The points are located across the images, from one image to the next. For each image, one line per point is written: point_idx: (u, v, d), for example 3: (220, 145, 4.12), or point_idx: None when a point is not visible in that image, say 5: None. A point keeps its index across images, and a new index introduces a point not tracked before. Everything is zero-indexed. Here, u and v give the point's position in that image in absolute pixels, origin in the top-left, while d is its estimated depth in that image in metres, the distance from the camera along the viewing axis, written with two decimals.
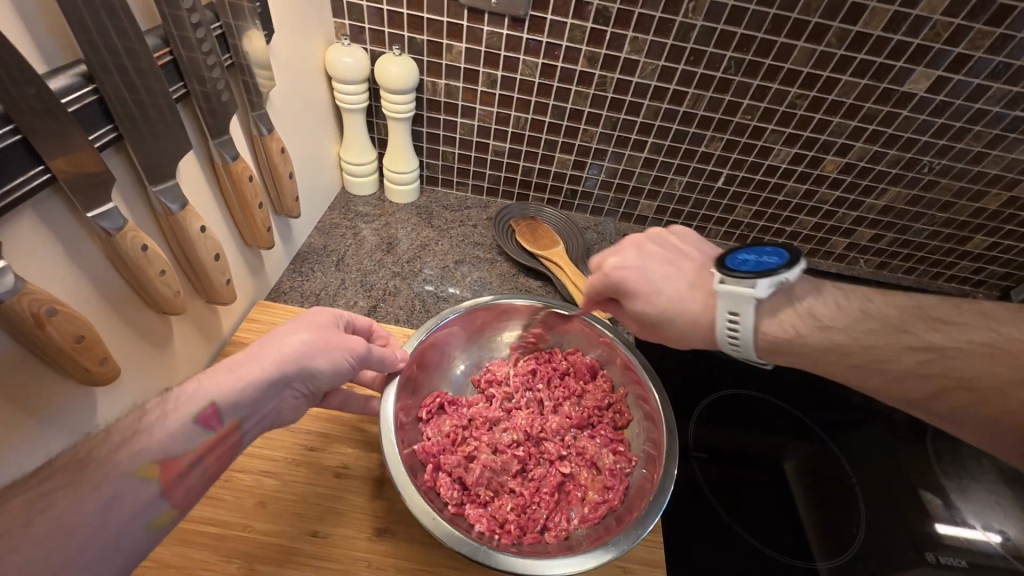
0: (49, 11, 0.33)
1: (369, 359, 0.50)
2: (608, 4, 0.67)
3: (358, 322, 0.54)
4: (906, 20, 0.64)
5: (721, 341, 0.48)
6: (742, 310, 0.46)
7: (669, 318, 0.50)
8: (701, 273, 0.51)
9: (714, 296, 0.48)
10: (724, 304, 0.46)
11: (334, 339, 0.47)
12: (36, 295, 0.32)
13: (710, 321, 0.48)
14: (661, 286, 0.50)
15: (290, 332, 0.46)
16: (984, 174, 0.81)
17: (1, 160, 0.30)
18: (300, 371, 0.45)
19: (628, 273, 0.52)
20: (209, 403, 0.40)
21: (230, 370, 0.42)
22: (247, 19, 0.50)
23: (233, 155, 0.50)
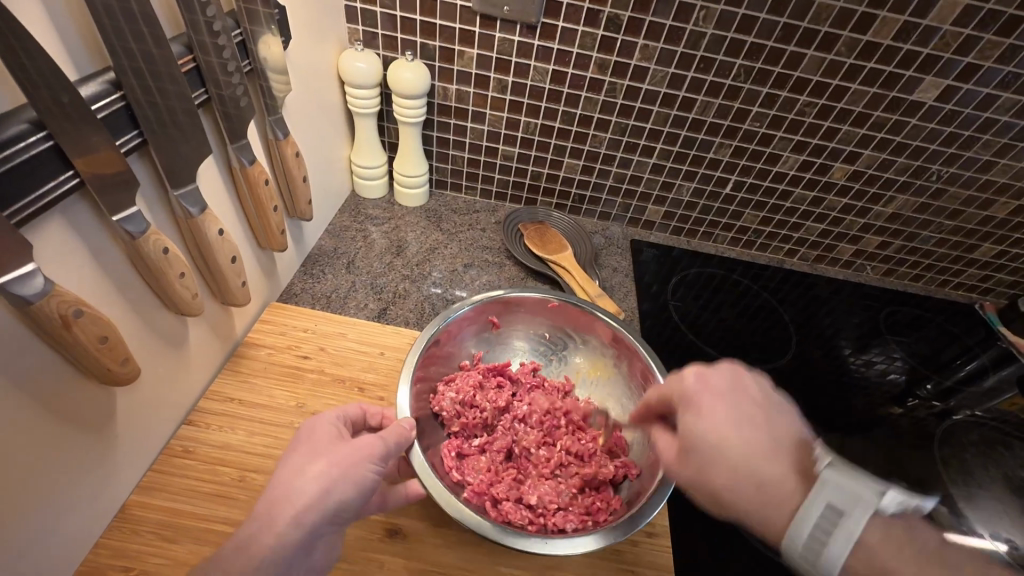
0: (81, 18, 0.33)
1: (388, 453, 0.46)
2: (619, 11, 0.68)
3: (351, 410, 0.50)
4: (916, 30, 0.64)
5: (791, 541, 0.35)
6: (851, 509, 0.34)
7: (715, 456, 0.39)
8: (735, 386, 0.43)
9: (779, 455, 0.39)
10: (824, 494, 0.35)
11: (349, 457, 0.43)
12: (64, 297, 0.32)
13: (774, 487, 0.37)
14: (735, 433, 0.39)
15: (301, 470, 0.41)
16: (991, 182, 0.81)
17: (33, 164, 0.30)
18: (321, 516, 0.40)
19: (703, 395, 0.42)
20: (240, 566, 0.37)
21: (241, 552, 0.37)
22: (264, 25, 0.51)
23: (250, 159, 0.51)
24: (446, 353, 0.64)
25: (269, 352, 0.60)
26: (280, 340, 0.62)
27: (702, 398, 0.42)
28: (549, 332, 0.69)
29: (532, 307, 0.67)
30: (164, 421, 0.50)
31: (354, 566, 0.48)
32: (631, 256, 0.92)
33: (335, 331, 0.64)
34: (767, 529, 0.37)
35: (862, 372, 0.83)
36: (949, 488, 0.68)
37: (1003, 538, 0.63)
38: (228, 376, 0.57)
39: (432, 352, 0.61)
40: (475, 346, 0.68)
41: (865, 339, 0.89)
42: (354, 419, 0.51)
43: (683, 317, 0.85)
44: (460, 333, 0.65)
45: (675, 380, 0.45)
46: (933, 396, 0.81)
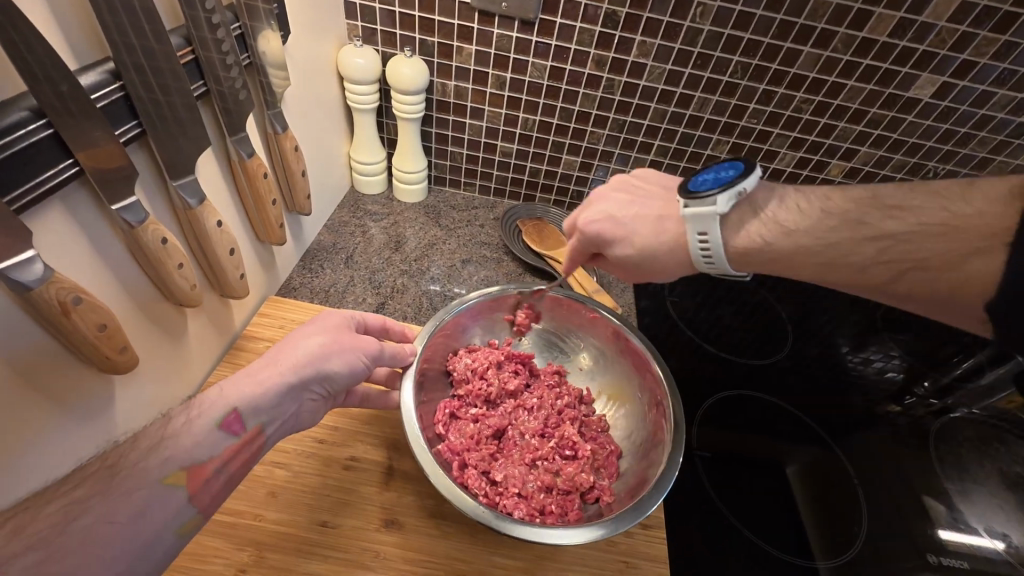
0: (81, 7, 0.34)
1: (382, 355, 0.50)
2: (617, 8, 0.68)
3: (370, 318, 0.55)
4: (912, 26, 0.64)
5: (697, 264, 0.48)
6: (710, 228, 0.46)
7: (631, 237, 0.51)
8: (646, 192, 0.53)
9: (670, 203, 0.51)
10: (693, 228, 0.47)
11: (347, 342, 0.47)
12: (63, 284, 0.33)
13: (671, 216, 0.50)
14: (650, 220, 0.51)
15: (307, 338, 0.46)
16: (988, 180, 0.81)
17: (32, 152, 0.31)
18: (314, 373, 0.45)
19: (626, 220, 0.52)
20: (248, 389, 0.42)
21: (249, 377, 0.43)
22: (264, 20, 0.51)
23: (249, 152, 0.51)
24: (456, 339, 0.64)
25: (267, 345, 0.61)
26: (278, 333, 0.62)
27: (607, 202, 0.54)
28: (568, 335, 0.70)
29: (554, 309, 0.67)
30: (163, 411, 0.51)
31: (351, 556, 0.48)
32: None
33: None
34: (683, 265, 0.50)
35: (859, 370, 0.83)
36: (944, 484, 0.69)
37: (1000, 535, 0.65)
38: (226, 368, 0.58)
39: (453, 327, 0.63)
40: (483, 334, 0.68)
41: (863, 337, 0.89)
42: (376, 330, 0.56)
43: (681, 314, 0.85)
44: (471, 322, 0.65)
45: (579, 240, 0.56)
46: (931, 393, 0.82)
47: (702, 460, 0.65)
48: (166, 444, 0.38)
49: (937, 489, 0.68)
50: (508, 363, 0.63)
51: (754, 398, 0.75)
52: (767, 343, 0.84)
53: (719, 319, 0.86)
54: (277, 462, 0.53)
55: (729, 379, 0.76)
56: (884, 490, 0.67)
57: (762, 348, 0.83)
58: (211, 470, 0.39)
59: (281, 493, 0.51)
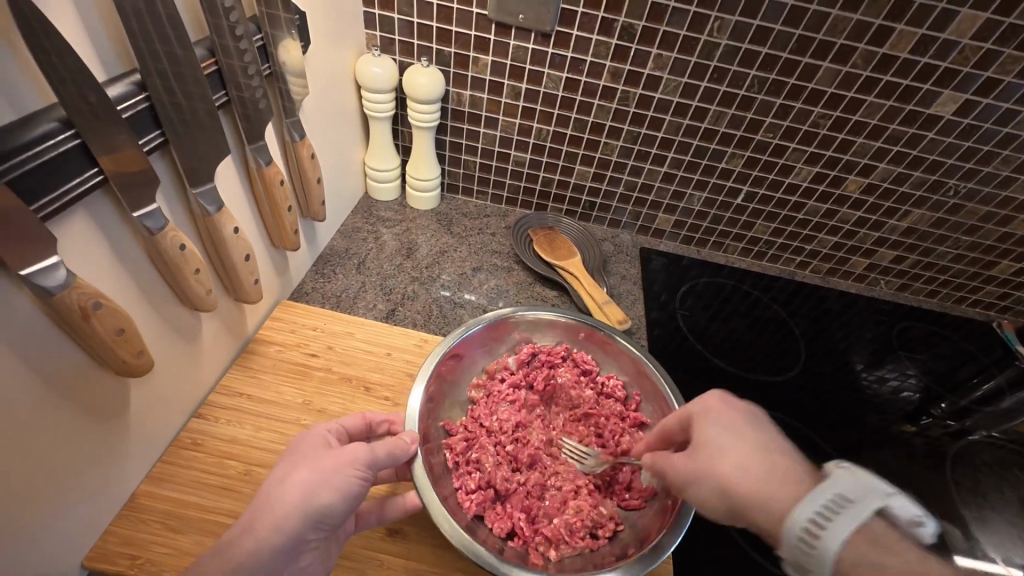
0: (110, 20, 0.35)
1: (377, 460, 0.44)
2: (634, 21, 0.68)
3: (348, 422, 0.50)
4: (934, 44, 0.64)
5: (789, 528, 0.35)
6: (858, 498, 0.35)
7: (727, 459, 0.40)
8: (750, 416, 0.43)
9: (792, 468, 0.39)
10: (832, 486, 0.36)
11: (331, 465, 0.42)
12: (84, 289, 0.33)
13: (788, 480, 0.38)
14: (739, 445, 0.41)
15: (283, 479, 0.41)
16: (1010, 199, 0.80)
17: (61, 161, 0.32)
18: (304, 519, 0.40)
19: (718, 411, 0.44)
20: (218, 568, 0.38)
21: (220, 554, 0.38)
22: (285, 30, 0.52)
23: (267, 161, 0.52)
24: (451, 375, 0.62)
25: (278, 349, 0.62)
26: (289, 337, 0.63)
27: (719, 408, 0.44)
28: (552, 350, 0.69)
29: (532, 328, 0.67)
30: (175, 414, 0.52)
31: (354, 563, 0.49)
32: (640, 264, 0.92)
33: (343, 330, 0.65)
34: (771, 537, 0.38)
35: (874, 389, 0.81)
36: (962, 509, 0.67)
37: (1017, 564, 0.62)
38: (237, 370, 0.59)
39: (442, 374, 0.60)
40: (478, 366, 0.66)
41: (878, 355, 0.87)
42: (358, 432, 0.51)
43: (691, 327, 0.84)
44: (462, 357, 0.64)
45: (694, 403, 0.46)
46: (948, 415, 0.80)
47: None
48: None
49: (956, 516, 0.66)
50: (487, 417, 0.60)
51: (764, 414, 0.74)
52: (779, 359, 0.83)
53: (730, 334, 0.85)
54: None
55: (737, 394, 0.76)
56: None
57: (774, 364, 0.82)
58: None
59: None
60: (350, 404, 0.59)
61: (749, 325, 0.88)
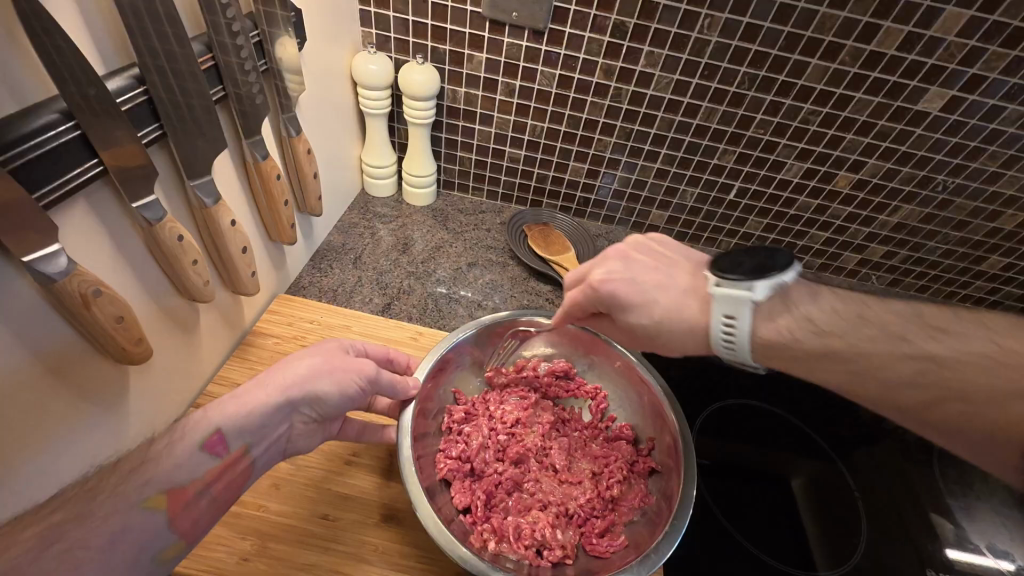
0: (109, 16, 0.36)
1: (379, 382, 0.49)
2: (625, 19, 0.69)
3: (375, 349, 0.55)
4: (919, 41, 0.65)
5: (715, 336, 0.45)
6: (738, 314, 0.44)
7: (643, 307, 0.48)
8: (673, 266, 0.51)
9: (697, 294, 0.47)
10: (718, 311, 0.45)
11: (341, 363, 0.47)
12: (85, 277, 0.34)
13: (699, 302, 0.47)
14: (660, 299, 0.48)
15: (299, 357, 0.47)
16: (998, 195, 0.81)
17: (61, 152, 0.33)
18: (303, 395, 0.45)
19: (627, 272, 0.50)
20: (238, 410, 0.42)
21: (238, 399, 0.43)
22: (281, 27, 0.53)
23: (263, 155, 0.53)
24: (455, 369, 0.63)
25: (275, 342, 0.63)
26: (286, 330, 0.64)
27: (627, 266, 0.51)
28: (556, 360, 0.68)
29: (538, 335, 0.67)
30: (173, 404, 0.53)
31: (349, 549, 0.50)
32: None
33: (340, 323, 0.66)
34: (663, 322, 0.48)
35: None
36: (950, 500, 0.68)
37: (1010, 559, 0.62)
38: (234, 362, 0.59)
39: (444, 368, 0.61)
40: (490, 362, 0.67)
41: None
42: (377, 359, 0.55)
43: None
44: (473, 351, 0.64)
45: (588, 267, 0.53)
46: None
47: (705, 473, 0.65)
48: (149, 465, 0.39)
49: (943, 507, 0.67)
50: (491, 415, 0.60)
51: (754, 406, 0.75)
52: None
53: None
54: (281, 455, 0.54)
55: (728, 386, 0.77)
56: (886, 504, 0.67)
57: None
58: (194, 492, 0.40)
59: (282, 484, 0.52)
60: None
61: None
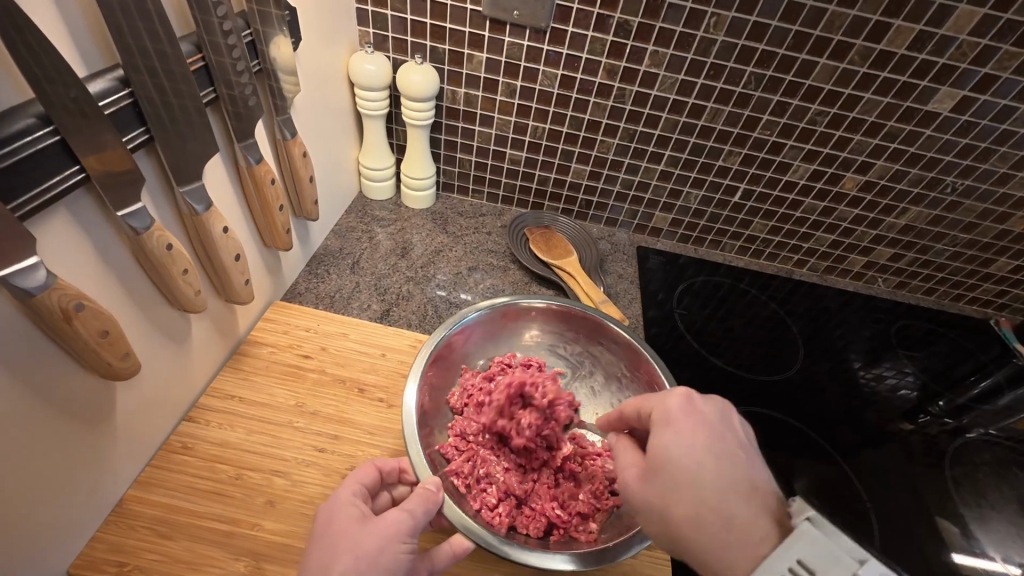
0: (91, 15, 0.34)
1: (417, 526, 0.43)
2: (629, 18, 0.68)
3: (364, 476, 0.47)
4: (931, 40, 0.63)
5: None
6: (822, 571, 0.35)
7: (683, 489, 0.40)
8: (721, 421, 0.44)
9: (749, 499, 0.40)
10: (796, 549, 0.36)
11: (376, 548, 0.40)
12: (66, 291, 0.33)
13: (744, 535, 0.38)
14: (710, 468, 0.41)
15: (327, 566, 0.39)
16: (1008, 197, 0.80)
17: (40, 159, 0.31)
18: None
19: (683, 419, 0.43)
20: None
21: None
22: (275, 27, 0.51)
23: (257, 158, 0.51)
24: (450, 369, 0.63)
25: (270, 351, 0.61)
26: (281, 339, 0.62)
27: (684, 419, 0.43)
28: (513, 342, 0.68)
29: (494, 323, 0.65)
30: (164, 418, 0.51)
31: None
32: (637, 263, 0.92)
33: (337, 330, 0.64)
34: (711, 549, 0.39)
35: (871, 387, 0.81)
36: (960, 508, 0.67)
37: (1016, 563, 0.62)
38: (228, 373, 0.58)
39: (439, 368, 0.60)
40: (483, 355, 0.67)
41: (876, 353, 0.87)
42: (374, 485, 0.48)
43: (689, 326, 0.84)
44: (464, 343, 0.64)
45: (656, 402, 0.45)
46: (946, 413, 0.80)
47: None
48: None
49: (953, 514, 0.66)
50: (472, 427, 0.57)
51: (763, 412, 0.73)
52: (777, 358, 0.82)
53: (727, 332, 0.85)
54: (276, 470, 0.52)
55: (734, 392, 0.75)
56: (898, 514, 0.65)
57: (772, 364, 0.81)
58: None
59: (278, 500, 0.50)
60: (343, 405, 0.58)
61: (746, 322, 0.87)
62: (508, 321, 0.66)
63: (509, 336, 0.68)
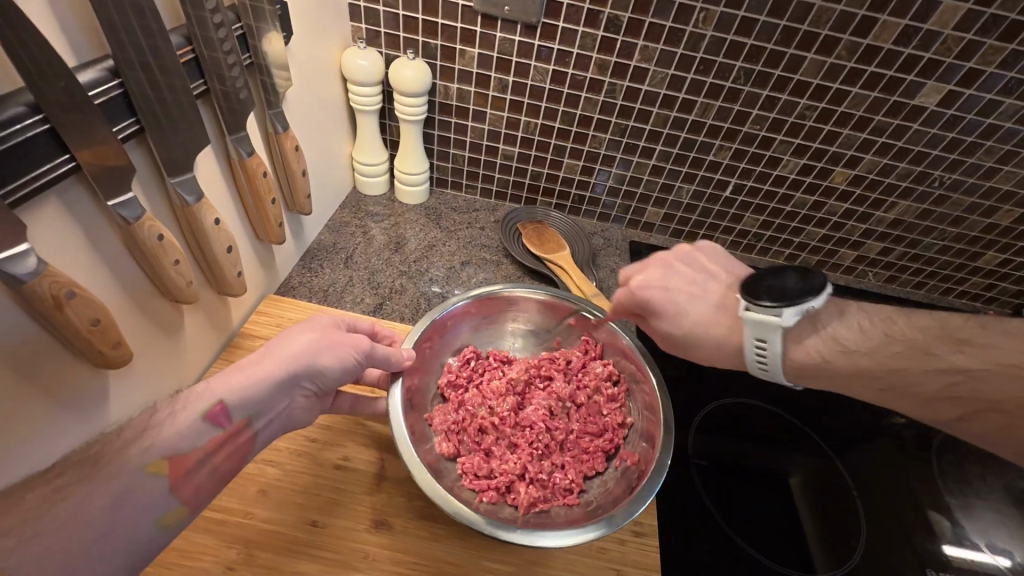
0: (81, 8, 0.34)
1: (373, 354, 0.50)
2: (619, 13, 0.68)
3: (346, 367, 0.52)
4: (916, 34, 0.64)
5: (749, 358, 0.48)
6: (769, 337, 0.46)
7: (678, 303, 0.52)
8: (687, 264, 0.55)
9: (724, 309, 0.50)
10: (751, 332, 0.47)
11: (338, 338, 0.49)
12: (57, 278, 0.33)
13: (725, 346, 0.49)
14: (691, 305, 0.51)
15: (293, 338, 0.47)
16: (995, 190, 0.80)
17: (29, 147, 0.31)
18: (301, 369, 0.46)
19: (666, 279, 0.53)
20: (241, 380, 0.43)
21: (239, 371, 0.44)
22: (268, 21, 0.52)
23: (248, 151, 0.52)
24: (436, 359, 0.63)
25: (263, 343, 0.61)
26: (274, 332, 0.62)
27: (667, 275, 0.54)
28: (485, 329, 0.68)
29: (462, 317, 0.64)
30: None
31: (339, 556, 0.48)
32: (630, 258, 0.92)
33: None
34: (721, 339, 0.49)
35: None
36: (947, 497, 0.67)
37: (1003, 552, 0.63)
38: (221, 365, 0.58)
39: (422, 359, 0.60)
40: (467, 343, 0.67)
41: None
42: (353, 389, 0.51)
43: None
44: (448, 331, 0.64)
45: (635, 269, 0.55)
46: None
47: (700, 473, 0.64)
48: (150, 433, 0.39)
49: (939, 502, 0.67)
50: (467, 426, 0.57)
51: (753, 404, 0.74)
52: None
53: None
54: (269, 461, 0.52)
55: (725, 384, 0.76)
56: (885, 503, 0.66)
57: None
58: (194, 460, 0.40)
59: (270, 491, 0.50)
60: None
61: None
62: (490, 309, 0.67)
63: (490, 324, 0.68)
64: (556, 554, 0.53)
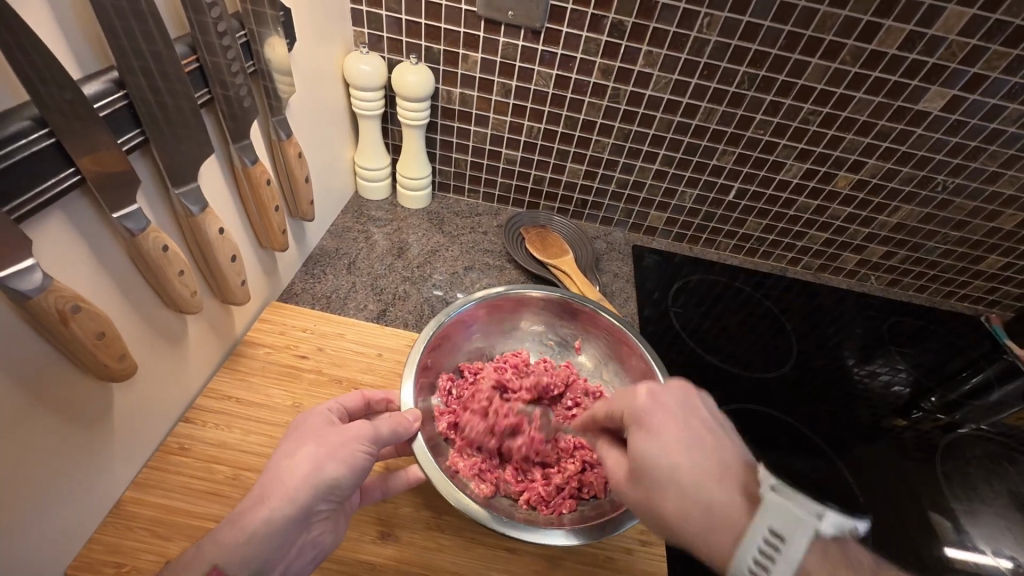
0: (86, 18, 0.34)
1: (380, 437, 0.45)
2: (623, 18, 0.68)
3: (347, 400, 0.50)
4: (921, 40, 0.64)
5: (738, 563, 0.36)
6: (790, 535, 0.34)
7: (665, 482, 0.40)
8: (686, 409, 0.44)
9: (723, 478, 0.40)
10: (766, 518, 0.35)
11: (337, 440, 0.43)
12: (62, 293, 0.33)
13: (707, 520, 0.38)
14: (686, 459, 0.40)
15: (292, 453, 0.42)
16: (998, 195, 0.80)
17: (34, 161, 0.31)
18: (313, 493, 0.41)
19: (657, 415, 0.43)
20: (235, 540, 0.38)
21: (234, 525, 0.38)
22: (270, 27, 0.51)
23: (252, 159, 0.51)
24: (444, 360, 0.62)
25: (267, 352, 0.61)
26: (278, 340, 0.62)
27: (656, 417, 0.43)
28: (491, 329, 0.68)
29: (469, 318, 0.63)
30: (160, 418, 0.51)
31: (346, 567, 0.48)
32: (633, 262, 0.92)
33: (334, 330, 0.65)
34: (699, 543, 0.39)
35: (865, 384, 0.82)
36: (952, 502, 0.67)
37: (1005, 556, 0.63)
38: (225, 374, 0.58)
39: (431, 361, 0.59)
40: (472, 344, 0.66)
41: (869, 350, 0.88)
42: (357, 410, 0.51)
43: (684, 324, 0.84)
44: (455, 333, 0.63)
45: (625, 400, 0.45)
46: (938, 409, 0.80)
47: None
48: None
49: (944, 507, 0.67)
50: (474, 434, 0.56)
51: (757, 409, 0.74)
52: (772, 355, 0.83)
53: (721, 330, 0.85)
54: None
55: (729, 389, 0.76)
56: (888, 505, 0.66)
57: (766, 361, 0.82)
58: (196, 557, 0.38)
59: None
60: None
61: (740, 320, 0.88)
62: (497, 310, 0.66)
63: (495, 325, 0.67)
64: (563, 563, 0.52)
